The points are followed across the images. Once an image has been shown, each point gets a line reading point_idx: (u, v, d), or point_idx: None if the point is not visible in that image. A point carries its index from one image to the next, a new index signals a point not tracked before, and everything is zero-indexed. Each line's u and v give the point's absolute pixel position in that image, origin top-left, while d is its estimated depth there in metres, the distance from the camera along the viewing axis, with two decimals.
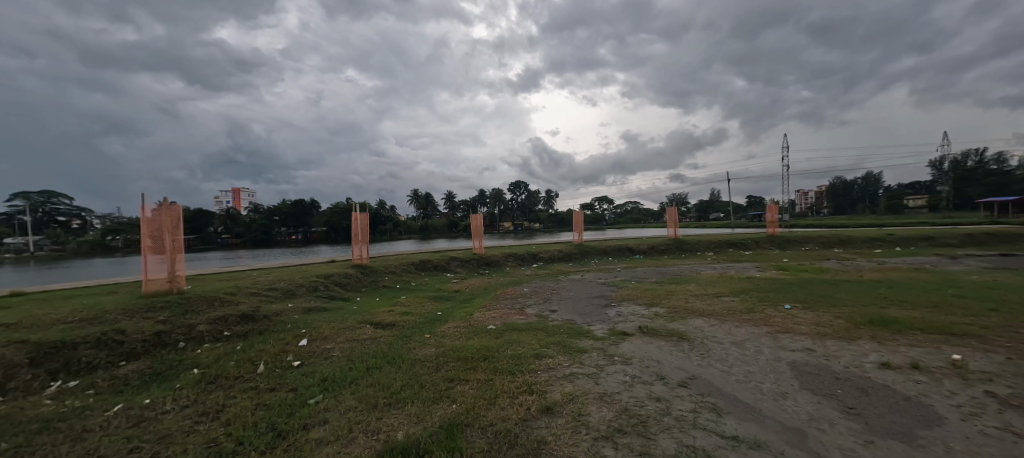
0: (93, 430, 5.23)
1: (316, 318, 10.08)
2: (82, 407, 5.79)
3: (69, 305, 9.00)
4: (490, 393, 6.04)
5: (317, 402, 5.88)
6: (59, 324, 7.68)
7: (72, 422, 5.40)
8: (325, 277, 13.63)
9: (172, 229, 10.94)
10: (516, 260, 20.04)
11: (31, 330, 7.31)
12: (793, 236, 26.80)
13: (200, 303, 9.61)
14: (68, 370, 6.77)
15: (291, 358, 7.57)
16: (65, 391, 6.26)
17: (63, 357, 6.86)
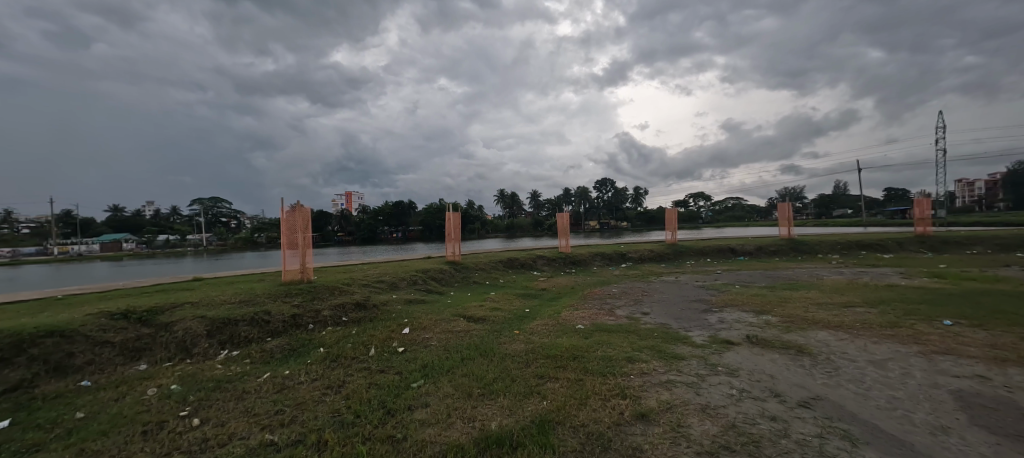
0: (249, 392, 6.03)
1: (417, 310, 10.66)
2: (241, 373, 6.71)
3: (233, 288, 10.58)
4: (580, 393, 5.81)
5: (419, 386, 6.17)
6: (225, 303, 8.99)
7: (232, 385, 6.28)
8: (423, 272, 14.42)
9: (302, 225, 12.20)
10: (604, 260, 19.41)
11: (207, 306, 8.67)
12: (947, 237, 22.27)
13: (325, 292, 10.67)
14: (232, 341, 7.92)
15: (397, 344, 8.06)
16: (229, 359, 7.32)
17: (229, 331, 8.03)
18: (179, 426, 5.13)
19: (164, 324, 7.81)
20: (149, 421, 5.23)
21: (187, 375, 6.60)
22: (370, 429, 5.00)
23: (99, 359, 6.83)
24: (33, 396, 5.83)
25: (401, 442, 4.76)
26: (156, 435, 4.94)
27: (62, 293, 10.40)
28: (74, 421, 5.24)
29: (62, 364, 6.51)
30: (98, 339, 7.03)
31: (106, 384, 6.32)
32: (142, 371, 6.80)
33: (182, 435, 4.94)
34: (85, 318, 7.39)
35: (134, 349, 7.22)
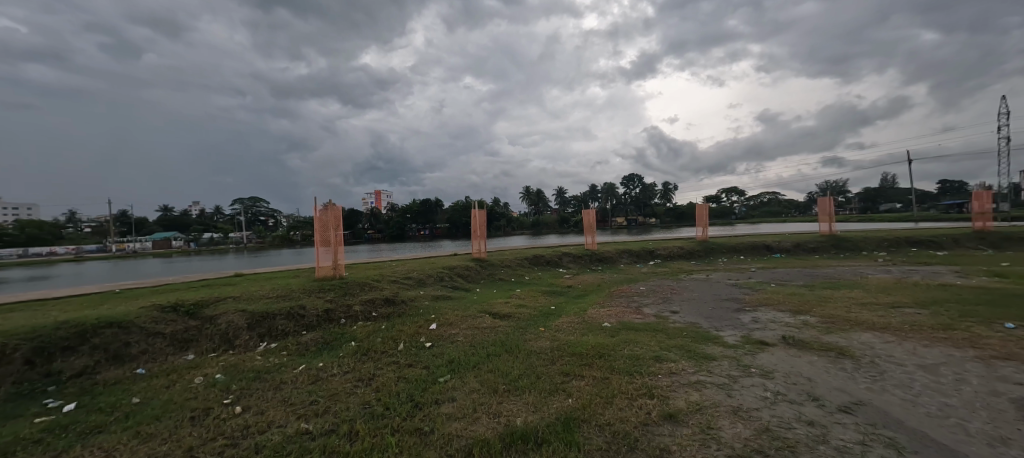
0: (287, 383, 6.22)
1: (443, 306, 10.75)
2: (278, 364, 6.95)
3: (270, 284, 10.96)
4: (606, 391, 5.70)
5: (446, 381, 6.20)
6: (264, 297, 9.32)
7: (271, 376, 6.51)
8: (450, 269, 14.52)
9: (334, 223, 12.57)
10: (631, 257, 19.05)
11: (247, 300, 9.02)
12: (1010, 232, 20.69)
13: (355, 287, 10.92)
14: (270, 334, 8.20)
15: (424, 339, 8.14)
16: (268, 351, 7.59)
17: (267, 324, 8.32)
18: (224, 413, 5.35)
19: (208, 317, 8.15)
20: (197, 407, 5.48)
21: (230, 365, 6.88)
22: (399, 422, 5.05)
23: (151, 348, 7.19)
24: (93, 382, 6.20)
25: (429, 435, 4.78)
26: (202, 420, 5.16)
27: (116, 288, 11.03)
28: (131, 406, 5.53)
29: (119, 353, 6.90)
30: (149, 330, 7.40)
31: (158, 372, 6.64)
32: (189, 360, 7.13)
33: (227, 421, 5.14)
34: (139, 311, 7.82)
35: (182, 339, 7.57)
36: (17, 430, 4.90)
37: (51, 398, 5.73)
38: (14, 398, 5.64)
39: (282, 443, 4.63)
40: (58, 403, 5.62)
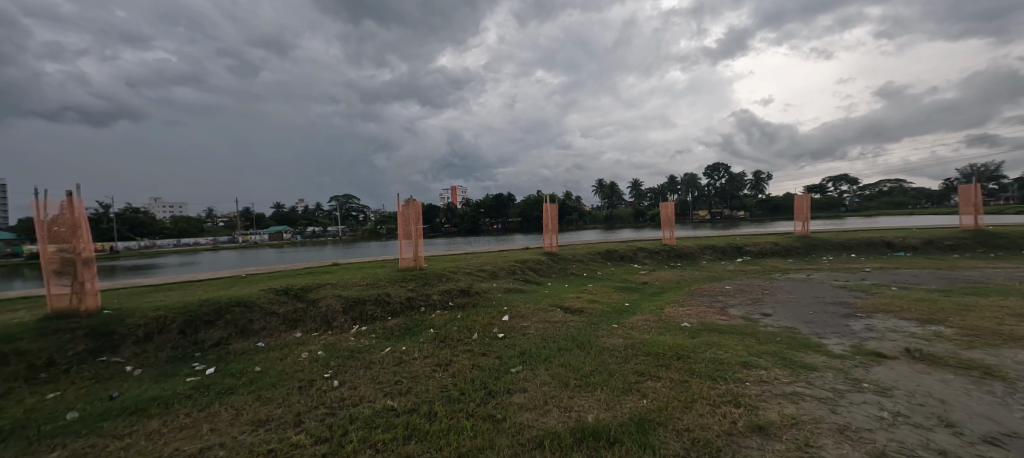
0: (376, 363, 6.58)
1: (515, 298, 10.76)
2: (368, 345, 7.39)
3: (361, 273, 11.76)
4: (685, 395, 5.23)
5: (517, 372, 6.13)
6: (356, 285, 10.01)
7: (362, 355, 6.93)
8: (522, 263, 14.50)
9: (414, 219, 12.87)
10: (716, 253, 17.64)
11: (342, 287, 9.74)
12: None
13: (433, 278, 11.30)
14: (361, 317, 8.76)
15: (497, 330, 8.15)
16: (360, 333, 8.11)
17: (358, 308, 8.90)
18: (323, 385, 5.77)
19: (311, 299, 8.92)
20: (303, 378, 5.99)
21: (329, 343, 7.44)
22: (473, 407, 5.06)
23: (268, 326, 7.99)
24: (223, 352, 7.03)
25: (501, 422, 4.73)
26: (305, 390, 5.60)
27: (236, 273, 12.48)
28: (253, 373, 6.19)
29: (245, 328, 7.79)
30: (266, 310, 8.25)
31: (274, 345, 7.38)
32: (297, 337, 7.84)
33: (327, 392, 5.53)
34: (259, 293, 8.80)
35: (292, 319, 8.33)
36: (174, 387, 5.69)
37: (193, 363, 6.60)
38: (173, 361, 6.61)
39: (370, 417, 4.85)
40: (201, 367, 6.44)
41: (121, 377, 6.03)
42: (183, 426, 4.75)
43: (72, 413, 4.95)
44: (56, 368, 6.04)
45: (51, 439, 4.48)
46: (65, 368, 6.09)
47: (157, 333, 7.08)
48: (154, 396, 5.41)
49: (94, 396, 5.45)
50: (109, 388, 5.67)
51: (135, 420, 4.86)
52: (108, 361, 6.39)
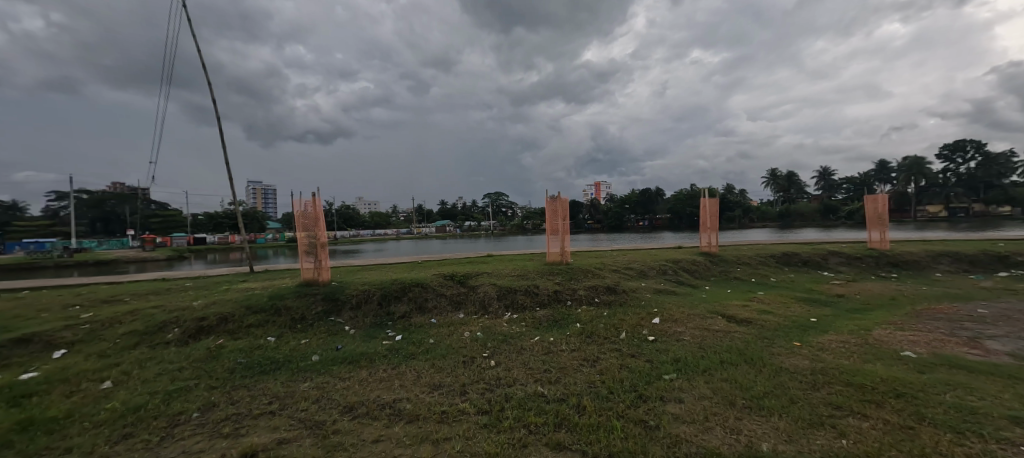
0: (526, 349, 6.80)
1: (666, 300, 9.97)
2: (519, 332, 7.73)
3: (512, 265, 12.36)
4: (906, 445, 3.94)
5: (672, 379, 5.57)
6: (509, 276, 10.52)
7: (513, 341, 7.26)
8: (674, 263, 13.28)
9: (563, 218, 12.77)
10: (955, 264, 13.40)
11: (499, 276, 10.39)
12: None
13: (580, 275, 11.15)
14: (512, 305, 9.20)
15: (647, 333, 7.62)
16: (511, 320, 8.52)
17: (508, 297, 9.37)
18: (481, 363, 6.17)
19: (471, 286, 9.65)
20: (466, 354, 6.52)
21: (484, 327, 7.98)
22: (621, 408, 4.75)
23: (438, 305, 8.90)
24: (404, 324, 8.08)
25: (654, 430, 4.30)
26: (467, 366, 5.99)
27: (410, 260, 14.27)
28: (427, 344, 6.96)
29: (422, 306, 8.82)
30: (437, 291, 9.22)
31: (443, 323, 8.22)
32: (460, 317, 8.59)
33: (487, 370, 5.87)
34: (431, 277, 9.92)
35: (455, 300, 9.14)
36: (375, 347, 6.71)
37: (387, 330, 7.80)
38: (376, 327, 7.90)
39: (523, 400, 4.91)
40: (393, 335, 7.53)
41: (340, 334, 7.37)
42: (380, 379, 5.44)
43: (315, 356, 6.15)
44: (304, 324, 7.66)
45: (298, 374, 5.53)
46: (310, 322, 7.74)
47: (360, 304, 8.51)
48: (360, 352, 6.42)
49: (322, 347, 6.62)
50: (329, 341, 6.92)
51: (349, 369, 5.75)
52: (335, 321, 7.93)
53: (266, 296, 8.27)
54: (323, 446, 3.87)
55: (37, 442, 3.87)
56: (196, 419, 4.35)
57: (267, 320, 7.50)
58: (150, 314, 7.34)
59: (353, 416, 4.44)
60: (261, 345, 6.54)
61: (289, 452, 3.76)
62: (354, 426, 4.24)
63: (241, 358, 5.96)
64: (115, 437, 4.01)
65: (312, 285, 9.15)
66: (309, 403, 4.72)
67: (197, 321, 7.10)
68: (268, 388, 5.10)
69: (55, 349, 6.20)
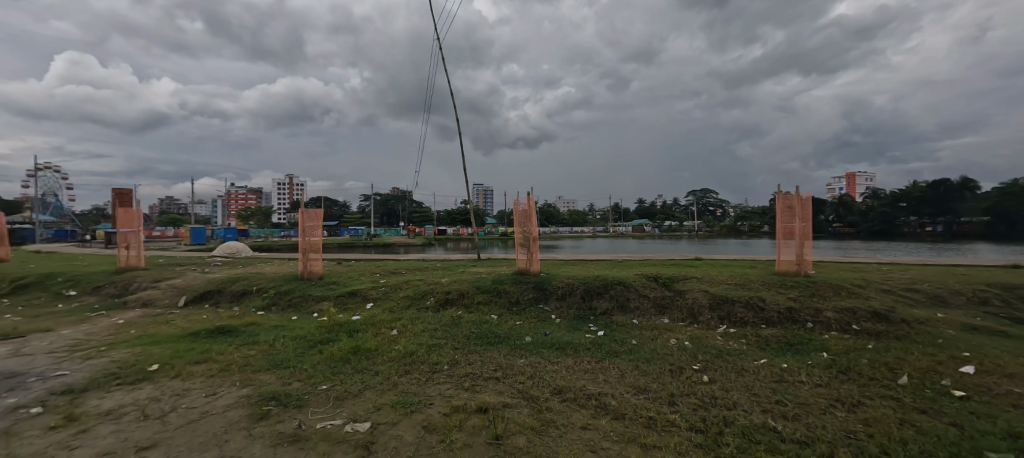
0: (749, 371, 4.10)
1: (992, 344, 4.73)
2: (738, 349, 4.67)
3: (745, 269, 7.73)
4: None
5: None
6: (725, 282, 6.61)
7: (734, 359, 4.41)
8: (1003, 289, 7.16)
9: (800, 214, 7.84)
10: None
11: (711, 281, 6.56)
12: None
13: (828, 289, 6.37)
14: (730, 320, 5.56)
15: (950, 383, 3.81)
16: (726, 335, 5.18)
17: (727, 308, 5.72)
18: (692, 376, 3.94)
19: (678, 289, 6.28)
20: (673, 363, 4.25)
21: (696, 337, 5.03)
22: None
23: (641, 307, 5.99)
24: (607, 321, 5.64)
25: None
26: (673, 378, 3.90)
27: (613, 258, 10.92)
28: (631, 345, 4.72)
29: (624, 306, 6.03)
30: (639, 291, 6.24)
31: (647, 326, 5.43)
32: (665, 323, 5.58)
33: (696, 386, 3.75)
34: (630, 274, 6.88)
35: (661, 304, 6.00)
36: (576, 339, 4.90)
37: (589, 324, 5.56)
38: (578, 319, 5.73)
39: (747, 428, 3.06)
40: (596, 330, 5.33)
41: (546, 321, 5.67)
42: (584, 370, 4.02)
43: (531, 336, 5.02)
44: (517, 308, 6.11)
45: (518, 350, 4.59)
46: (523, 307, 6.11)
47: (565, 296, 6.30)
48: (566, 341, 4.83)
49: (531, 330, 5.32)
50: (537, 326, 5.47)
51: (559, 355, 4.41)
52: (541, 310, 6.00)
53: (487, 279, 7.05)
54: (539, 419, 3.08)
55: (357, 365, 4.25)
56: (445, 370, 4.08)
57: (489, 300, 6.33)
58: (416, 285, 7.27)
59: (563, 399, 3.42)
60: (486, 321, 5.63)
61: (512, 418, 3.07)
62: (565, 408, 3.27)
63: (475, 329, 5.32)
64: (399, 371, 4.10)
65: (519, 276, 7.23)
66: (526, 378, 3.84)
67: (444, 293, 6.62)
68: (495, 357, 4.39)
69: (366, 301, 6.95)
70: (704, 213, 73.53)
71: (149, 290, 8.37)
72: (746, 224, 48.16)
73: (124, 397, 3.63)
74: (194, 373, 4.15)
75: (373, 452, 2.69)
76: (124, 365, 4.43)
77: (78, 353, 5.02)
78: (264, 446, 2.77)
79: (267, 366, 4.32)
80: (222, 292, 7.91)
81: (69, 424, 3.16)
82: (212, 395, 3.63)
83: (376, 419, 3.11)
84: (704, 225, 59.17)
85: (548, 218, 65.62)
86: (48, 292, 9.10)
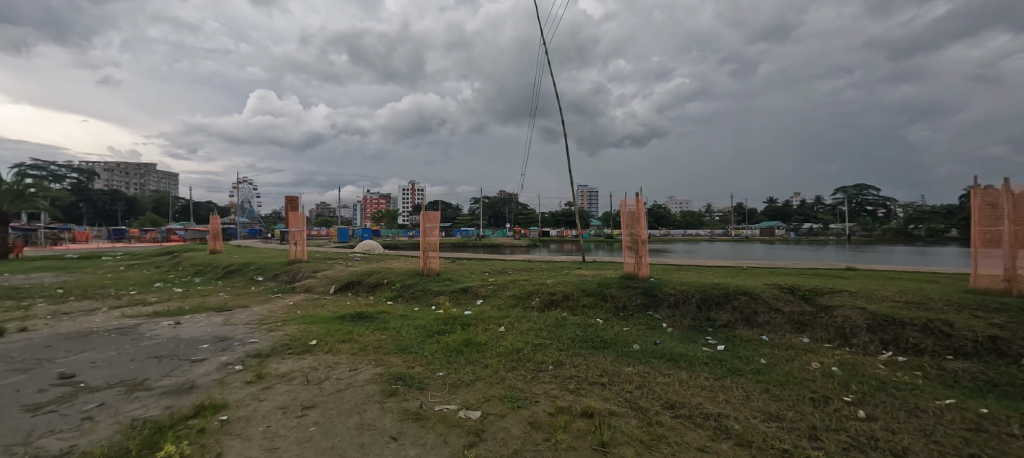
0: (927, 411, 3.21)
1: None
2: (911, 383, 3.69)
3: (915, 283, 6.33)
4: None
5: None
6: (888, 300, 5.26)
7: (901, 393, 3.52)
8: None
9: (1012, 215, 5.88)
10: None
11: (870, 296, 5.38)
12: None
13: None
14: (896, 346, 4.48)
15: None
16: (890, 363, 4.19)
17: (895, 330, 4.60)
18: (843, 410, 3.25)
19: (823, 304, 5.28)
20: (817, 391, 3.58)
21: (847, 362, 4.17)
22: None
23: (772, 321, 5.27)
24: (728, 335, 5.16)
25: None
26: (814, 408, 3.30)
27: (737, 265, 9.87)
28: (760, 365, 4.17)
29: (750, 319, 5.38)
30: (770, 304, 5.47)
31: (778, 344, 4.79)
32: (804, 343, 4.81)
33: (849, 421, 3.10)
34: (758, 285, 6.10)
35: (799, 321, 5.18)
36: (690, 351, 4.59)
37: (706, 336, 5.16)
38: (691, 330, 5.36)
39: None
40: (714, 344, 4.90)
41: (655, 329, 5.44)
42: (702, 386, 3.73)
43: (637, 345, 4.85)
44: (624, 313, 5.98)
45: (625, 358, 4.50)
46: (630, 314, 5.95)
47: (677, 304, 5.92)
48: (678, 352, 4.55)
49: (640, 338, 5.16)
50: (647, 334, 5.27)
51: (671, 367, 4.19)
52: (650, 318, 5.77)
53: (594, 282, 6.99)
54: (649, 433, 2.97)
55: (469, 356, 4.60)
56: (550, 370, 4.20)
57: (595, 303, 6.29)
58: (523, 284, 7.53)
59: (676, 414, 3.22)
60: (591, 325, 5.62)
61: (619, 428, 3.02)
62: (679, 425, 3.07)
63: (581, 332, 5.34)
64: (507, 367, 4.33)
65: (627, 280, 7.04)
66: (634, 387, 3.75)
67: (550, 294, 6.76)
68: (601, 362, 4.36)
69: (476, 297, 7.44)
70: (858, 214, 62.26)
71: (310, 279, 10.12)
72: (920, 228, 39.40)
73: (294, 364, 4.47)
74: (341, 349, 4.92)
75: (483, 440, 2.90)
76: (294, 339, 5.41)
77: (264, 325, 6.32)
78: (394, 420, 3.18)
79: (395, 349, 4.91)
80: (361, 282, 9.15)
81: (259, 381, 3.98)
82: (355, 369, 4.27)
83: (486, 409, 3.34)
84: (857, 228, 50.05)
85: (659, 220, 61.85)
86: (245, 277, 11.57)
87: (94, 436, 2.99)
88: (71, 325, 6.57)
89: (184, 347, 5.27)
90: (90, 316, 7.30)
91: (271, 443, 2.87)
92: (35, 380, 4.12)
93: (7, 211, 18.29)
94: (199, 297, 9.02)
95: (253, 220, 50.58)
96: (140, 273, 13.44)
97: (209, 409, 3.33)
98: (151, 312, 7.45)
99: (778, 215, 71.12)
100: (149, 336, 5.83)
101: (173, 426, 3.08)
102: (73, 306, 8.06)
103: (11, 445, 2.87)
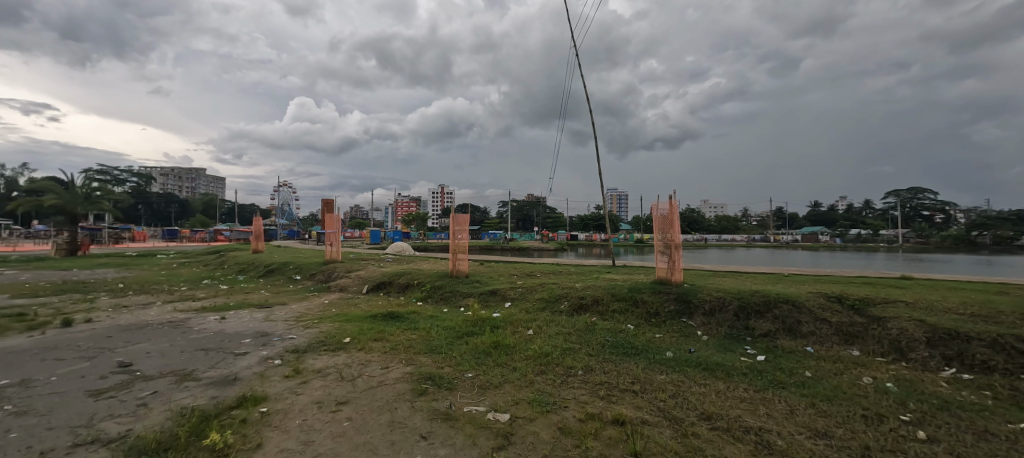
0: (999, 435, 2.93)
1: None
2: (980, 404, 3.39)
3: (983, 294, 5.81)
4: None
5: None
6: (951, 312, 4.86)
7: (968, 415, 3.23)
8: None
9: None
10: None
11: (929, 308, 5.00)
12: None
13: None
14: (958, 361, 4.15)
15: None
16: (954, 381, 3.87)
17: (958, 345, 4.25)
18: (900, 430, 3.03)
19: (876, 315, 4.95)
20: (870, 408, 3.35)
21: (904, 379, 3.89)
22: None
23: (818, 332, 4.99)
24: (768, 345, 4.92)
25: None
26: (866, 427, 3.08)
27: (778, 272, 9.41)
28: (805, 378, 3.95)
29: (793, 329, 5.11)
30: (816, 314, 5.17)
31: (825, 356, 4.53)
32: (854, 356, 4.52)
33: (907, 442, 2.87)
34: (805, 293, 5.77)
35: (847, 332, 4.89)
36: (726, 361, 4.41)
37: (744, 346, 4.93)
38: (726, 339, 5.16)
39: None
40: (754, 354, 4.68)
41: (690, 337, 5.25)
42: (740, 398, 3.56)
43: (670, 353, 4.69)
44: (656, 319, 5.82)
45: (658, 365, 4.36)
46: (662, 320, 5.78)
47: (713, 312, 5.69)
48: (715, 361, 4.38)
49: (673, 345, 4.99)
50: (680, 341, 5.10)
51: (707, 377, 4.02)
52: (684, 325, 5.59)
53: (625, 287, 6.81)
54: (684, 444, 2.85)
55: (497, 358, 4.58)
56: (580, 375, 4.13)
57: (625, 309, 6.16)
58: (551, 288, 7.46)
59: (713, 426, 3.09)
60: (622, 330, 5.51)
61: (653, 438, 2.92)
62: (716, 438, 2.94)
63: (610, 337, 5.23)
64: (534, 370, 4.27)
65: (659, 284, 6.85)
66: (668, 396, 3.63)
67: (579, 299, 6.66)
68: (632, 369, 4.25)
69: (505, 300, 7.42)
70: (912, 219, 58.55)
71: (345, 279, 10.42)
72: (986, 235, 36.46)
73: (329, 360, 4.58)
74: (373, 348, 5.00)
75: (512, 443, 2.87)
76: (329, 336, 5.56)
77: (302, 322, 6.52)
78: (424, 419, 3.19)
79: (426, 349, 4.95)
80: (392, 283, 9.33)
81: (297, 376, 4.11)
82: (386, 368, 4.33)
83: (515, 412, 3.31)
84: (912, 234, 46.79)
85: (694, 224, 60.63)
86: (285, 276, 12.01)
87: (146, 422, 3.15)
88: (129, 317, 7.02)
89: (228, 341, 5.51)
90: (146, 309, 7.80)
91: (307, 436, 2.93)
92: (98, 367, 4.40)
93: (78, 212, 19.80)
94: (242, 294, 9.43)
95: (291, 222, 52.13)
96: (191, 271, 14.20)
97: (251, 401, 3.46)
98: (200, 307, 7.88)
99: (821, 220, 67.82)
100: (198, 329, 6.18)
101: (217, 416, 3.21)
102: (131, 301, 8.62)
103: (74, 427, 3.06)
